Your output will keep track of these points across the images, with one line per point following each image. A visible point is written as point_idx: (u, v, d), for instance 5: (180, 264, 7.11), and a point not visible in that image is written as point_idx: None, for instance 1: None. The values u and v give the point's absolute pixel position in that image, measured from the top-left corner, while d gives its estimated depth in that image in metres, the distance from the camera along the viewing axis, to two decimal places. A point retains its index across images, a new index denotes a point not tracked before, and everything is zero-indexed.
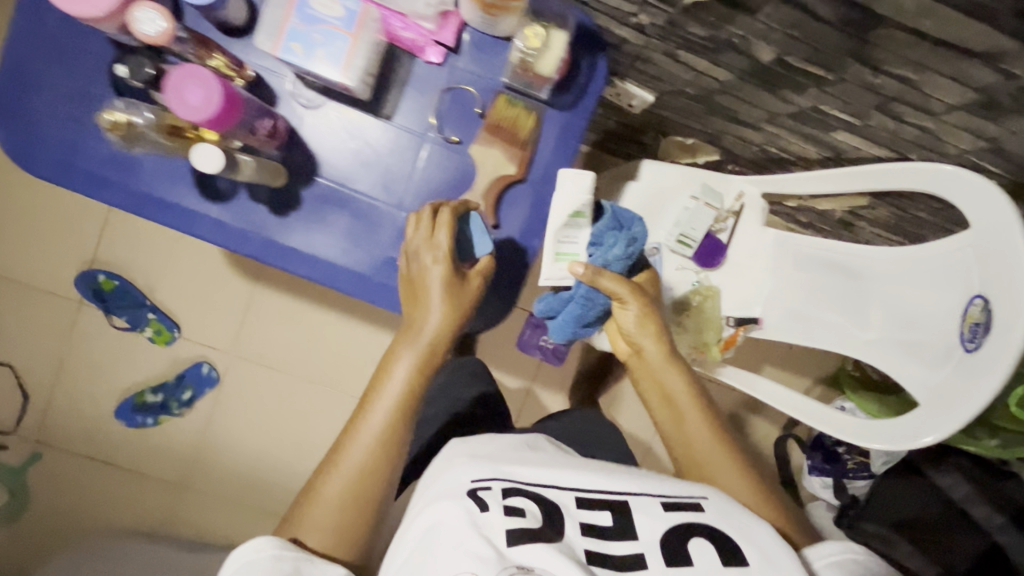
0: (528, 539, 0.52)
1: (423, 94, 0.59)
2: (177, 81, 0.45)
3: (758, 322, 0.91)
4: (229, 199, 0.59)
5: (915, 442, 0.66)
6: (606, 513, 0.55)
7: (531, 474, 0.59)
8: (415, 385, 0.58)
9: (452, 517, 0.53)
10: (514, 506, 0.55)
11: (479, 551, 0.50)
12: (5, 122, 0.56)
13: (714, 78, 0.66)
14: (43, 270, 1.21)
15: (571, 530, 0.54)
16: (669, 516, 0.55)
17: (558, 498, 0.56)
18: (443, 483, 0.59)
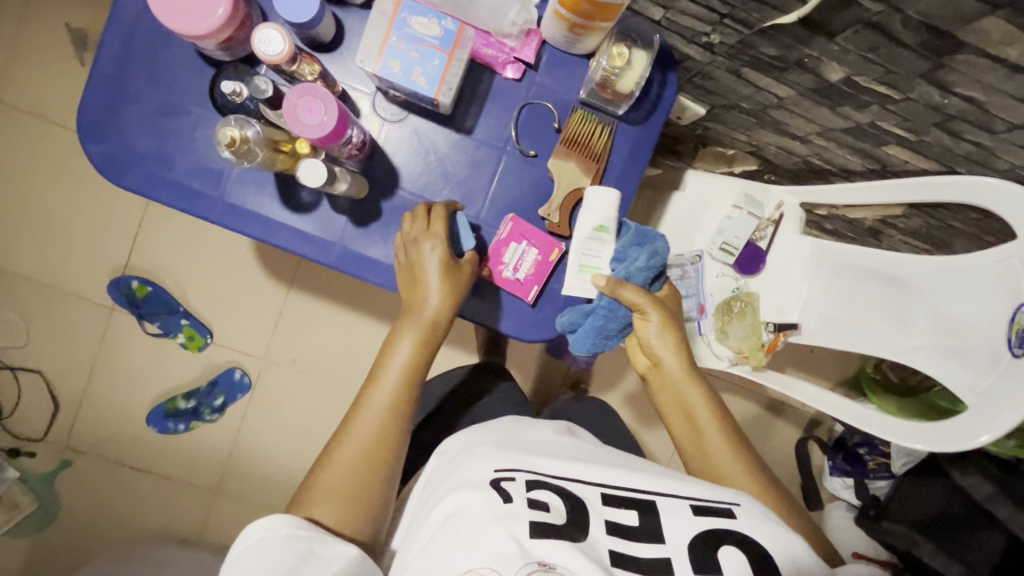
0: (552, 534, 0.51)
1: (501, 108, 0.61)
2: (296, 101, 0.48)
3: (798, 328, 0.92)
4: (312, 210, 0.60)
5: (971, 441, 0.70)
6: (632, 513, 0.55)
7: (558, 468, 0.58)
8: (414, 365, 0.64)
9: (476, 507, 0.53)
10: (538, 500, 0.54)
11: (501, 545, 0.49)
12: (97, 134, 0.57)
13: (774, 93, 0.68)
14: (75, 276, 1.21)
15: (596, 526, 0.53)
16: (698, 520, 0.54)
17: (583, 493, 0.56)
18: (466, 473, 0.59)
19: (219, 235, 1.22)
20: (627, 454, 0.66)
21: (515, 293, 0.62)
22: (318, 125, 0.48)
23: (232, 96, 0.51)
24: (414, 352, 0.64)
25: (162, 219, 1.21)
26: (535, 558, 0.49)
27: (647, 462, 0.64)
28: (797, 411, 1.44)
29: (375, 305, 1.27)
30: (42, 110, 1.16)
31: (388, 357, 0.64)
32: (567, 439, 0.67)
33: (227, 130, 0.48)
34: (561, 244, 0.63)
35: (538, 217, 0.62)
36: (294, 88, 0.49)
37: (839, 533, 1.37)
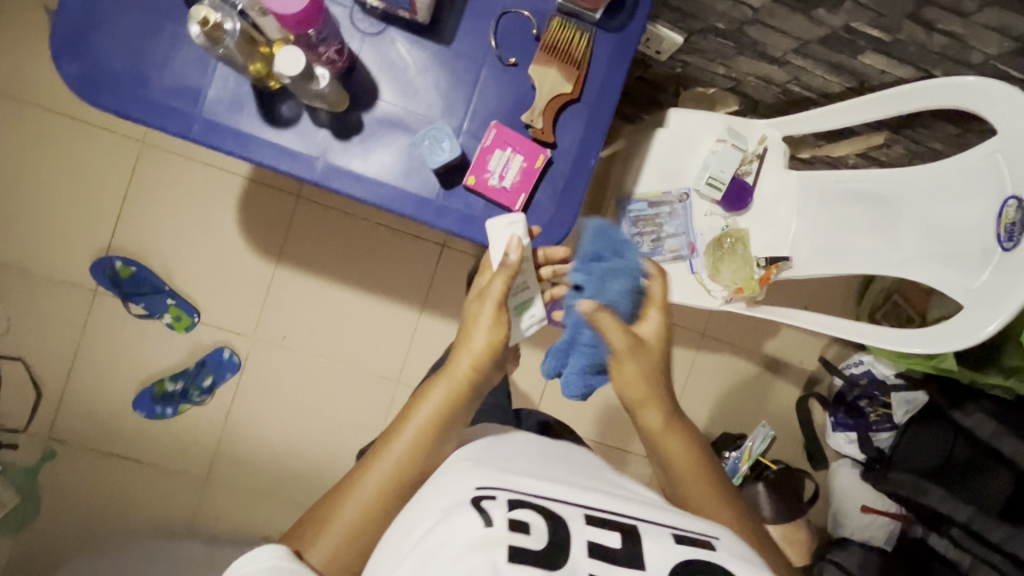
0: (527, 562, 0.45)
1: (480, 17, 0.61)
2: None
3: (789, 260, 0.92)
4: (293, 124, 0.60)
5: (978, 334, 0.69)
6: (616, 535, 0.49)
7: (540, 489, 0.53)
8: (439, 417, 0.61)
9: (454, 528, 0.47)
10: (518, 519, 0.48)
11: (476, 570, 0.43)
12: (71, 54, 0.57)
13: (749, 5, 0.69)
14: (57, 259, 1.18)
15: (578, 548, 0.48)
16: (681, 549, 0.49)
17: (563, 512, 0.51)
18: (443, 490, 0.53)
19: (204, 212, 1.21)
20: (611, 477, 0.61)
21: (502, 203, 0.62)
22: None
23: None
24: (442, 402, 0.61)
25: (144, 198, 1.19)
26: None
27: (631, 490, 0.60)
28: (796, 369, 1.43)
29: (364, 277, 1.26)
30: (21, 91, 1.15)
31: (417, 405, 0.62)
32: (553, 456, 0.63)
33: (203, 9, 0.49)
34: (546, 151, 0.62)
35: (521, 124, 0.62)
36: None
37: (845, 491, 1.35)
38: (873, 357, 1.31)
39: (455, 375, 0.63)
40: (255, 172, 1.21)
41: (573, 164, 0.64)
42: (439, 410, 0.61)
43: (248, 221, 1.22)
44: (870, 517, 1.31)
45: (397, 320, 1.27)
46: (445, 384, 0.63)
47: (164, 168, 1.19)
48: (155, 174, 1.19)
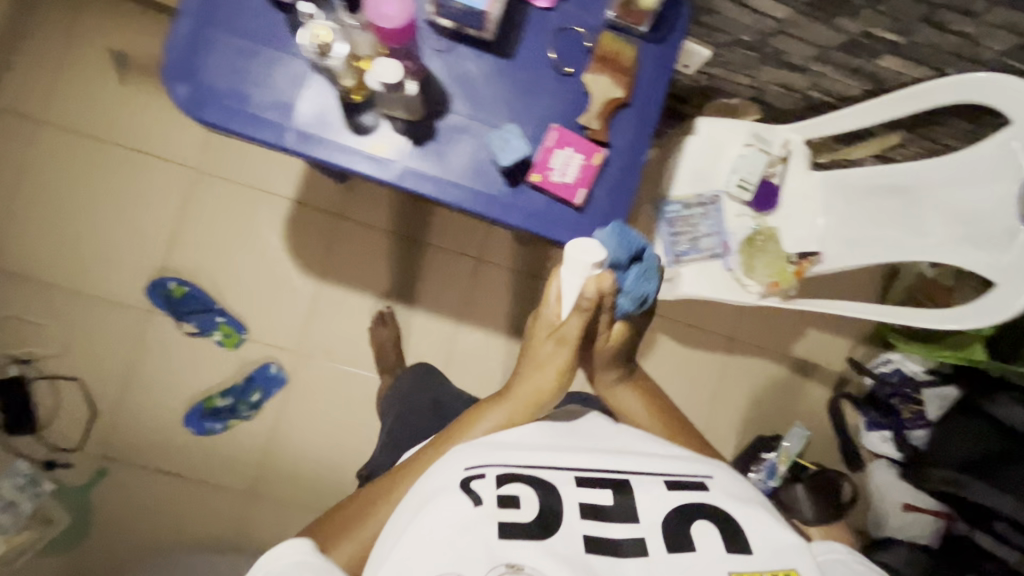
0: (523, 534, 0.55)
1: (539, 34, 0.68)
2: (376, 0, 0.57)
3: (819, 255, 0.98)
4: (374, 132, 0.66)
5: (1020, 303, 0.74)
6: (607, 492, 0.59)
7: (532, 458, 0.60)
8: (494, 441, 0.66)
9: (444, 513, 0.56)
10: (508, 495, 0.57)
11: (467, 551, 0.54)
12: (183, 76, 0.63)
13: (774, 17, 0.76)
14: (113, 282, 1.24)
15: (570, 512, 0.58)
16: (671, 496, 0.59)
17: (556, 478, 0.59)
18: (433, 476, 0.60)
19: (252, 234, 1.27)
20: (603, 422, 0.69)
21: (564, 197, 0.68)
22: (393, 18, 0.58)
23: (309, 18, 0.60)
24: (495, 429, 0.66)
25: (196, 222, 1.26)
26: (503, 561, 0.53)
27: (623, 434, 0.67)
28: (825, 370, 1.45)
29: (404, 291, 1.31)
30: (83, 126, 1.23)
31: (476, 422, 0.67)
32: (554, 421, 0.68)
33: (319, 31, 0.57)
34: (601, 150, 0.68)
35: (578, 126, 0.68)
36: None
37: (885, 490, 1.35)
38: (901, 355, 1.34)
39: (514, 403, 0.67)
40: (301, 194, 1.28)
41: (624, 162, 0.70)
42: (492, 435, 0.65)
43: (294, 241, 1.28)
44: (911, 515, 1.31)
45: (436, 331, 1.32)
46: (503, 409, 0.67)
47: (214, 193, 1.26)
48: (207, 199, 1.26)
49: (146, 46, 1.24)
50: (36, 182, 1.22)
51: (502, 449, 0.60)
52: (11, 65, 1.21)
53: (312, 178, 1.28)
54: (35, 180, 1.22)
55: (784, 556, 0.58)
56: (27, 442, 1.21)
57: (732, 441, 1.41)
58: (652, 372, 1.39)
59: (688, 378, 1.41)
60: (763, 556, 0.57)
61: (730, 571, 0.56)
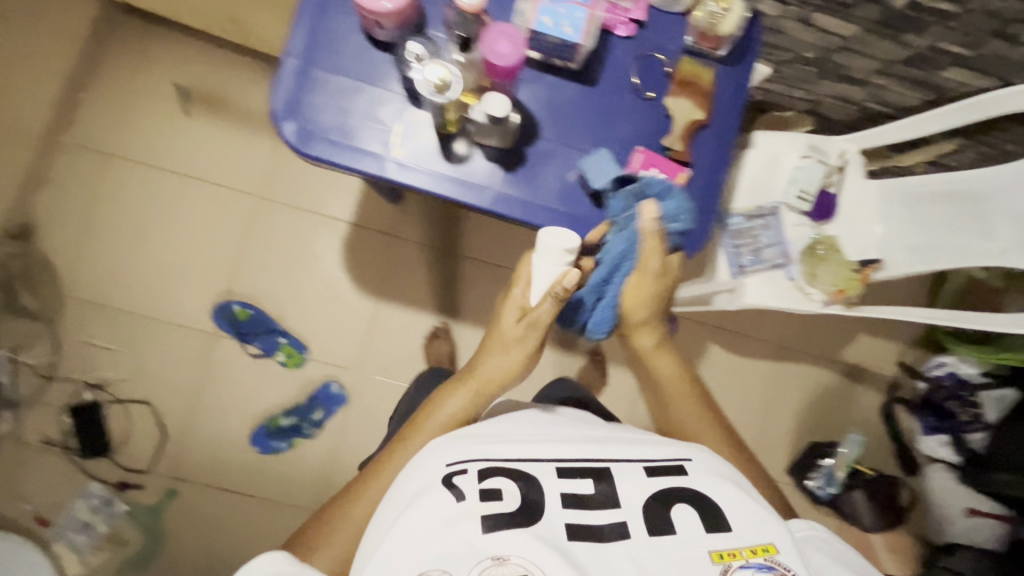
0: (506, 525, 0.56)
1: (621, 61, 0.71)
2: (490, 39, 0.59)
3: (881, 262, 1.00)
4: (468, 161, 0.69)
5: None
6: (587, 481, 0.60)
7: (513, 451, 0.62)
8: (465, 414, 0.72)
9: (431, 509, 0.57)
10: (491, 489, 0.58)
11: (453, 545, 0.54)
12: (291, 114, 0.67)
13: (839, 34, 0.79)
14: (180, 306, 1.28)
15: (552, 502, 0.58)
16: (652, 481, 0.61)
17: (535, 470, 0.61)
18: (417, 472, 0.62)
19: (311, 257, 1.31)
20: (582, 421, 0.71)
21: None
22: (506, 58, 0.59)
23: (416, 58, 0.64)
24: (465, 405, 0.72)
25: (257, 246, 1.30)
26: (488, 553, 0.54)
27: (602, 428, 0.70)
28: (876, 375, 1.45)
29: (457, 308, 1.34)
30: (149, 158, 1.28)
31: (437, 406, 0.72)
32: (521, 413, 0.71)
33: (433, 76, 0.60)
34: (685, 170, 0.71)
35: (661, 147, 0.71)
36: (491, 30, 0.61)
37: (943, 495, 1.33)
38: (956, 358, 1.31)
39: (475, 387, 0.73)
40: (357, 217, 1.32)
41: (705, 180, 0.73)
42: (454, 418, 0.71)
43: (351, 262, 1.32)
44: (976, 520, 1.28)
45: None
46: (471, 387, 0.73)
47: (274, 218, 1.31)
48: (267, 224, 1.31)
49: (208, 80, 1.29)
50: (106, 213, 1.27)
51: (486, 444, 0.63)
52: (81, 102, 1.27)
53: (367, 201, 1.33)
54: (104, 211, 1.27)
55: (763, 532, 0.58)
56: (99, 465, 1.25)
57: (785, 448, 1.41)
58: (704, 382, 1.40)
59: (740, 386, 1.41)
60: (742, 534, 0.58)
61: (710, 551, 0.56)
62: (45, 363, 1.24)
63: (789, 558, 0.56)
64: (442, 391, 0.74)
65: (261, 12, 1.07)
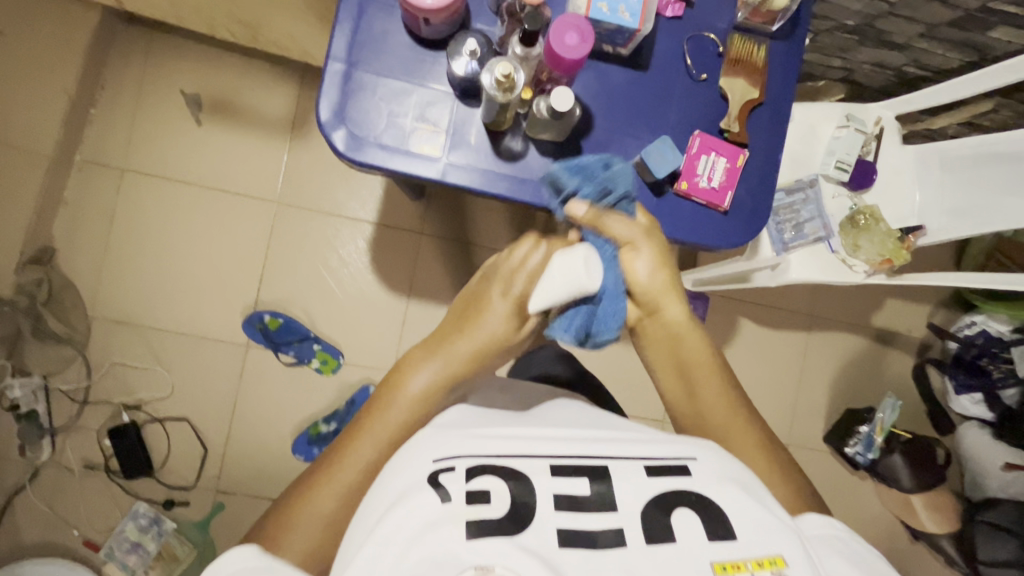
0: (491, 530, 0.51)
1: (673, 43, 0.69)
2: (559, 30, 0.57)
3: (923, 228, 0.99)
4: (522, 158, 0.68)
5: None
6: (584, 481, 0.55)
7: (502, 449, 0.58)
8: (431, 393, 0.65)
9: (411, 513, 0.52)
10: (476, 490, 0.54)
11: (431, 553, 0.49)
12: (339, 122, 0.65)
13: (886, 0, 0.77)
14: (209, 320, 1.27)
15: (544, 503, 0.53)
16: (653, 482, 0.56)
17: (528, 468, 0.56)
18: (400, 475, 0.57)
19: (338, 260, 1.30)
20: (578, 419, 0.67)
21: (713, 202, 0.69)
22: (574, 49, 0.57)
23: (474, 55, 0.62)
24: (430, 384, 0.64)
25: (282, 254, 1.28)
26: (470, 564, 0.48)
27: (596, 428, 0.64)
28: (906, 338, 1.46)
29: None
30: (164, 171, 1.26)
31: (406, 380, 0.65)
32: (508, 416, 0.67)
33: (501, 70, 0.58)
34: (743, 151, 0.69)
35: (718, 130, 0.70)
36: (554, 23, 0.58)
37: (979, 451, 1.34)
38: (986, 316, 1.32)
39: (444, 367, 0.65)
40: (382, 217, 1.31)
41: (762, 160, 0.71)
42: (423, 395, 0.64)
43: (379, 263, 1.30)
44: (1013, 475, 1.28)
45: None
46: (439, 362, 0.65)
47: (297, 224, 1.29)
48: (291, 230, 1.29)
49: (220, 87, 1.27)
50: (124, 229, 1.25)
51: (475, 440, 0.58)
52: (90, 119, 1.24)
53: (391, 200, 1.31)
54: (121, 229, 1.25)
55: (774, 543, 0.52)
56: (144, 484, 1.24)
57: (821, 417, 1.43)
58: (738, 358, 1.40)
59: (773, 359, 1.42)
60: (748, 543, 0.52)
61: (712, 563, 0.50)
62: (79, 387, 1.22)
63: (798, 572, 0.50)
64: (406, 363, 0.66)
65: (275, 14, 1.04)
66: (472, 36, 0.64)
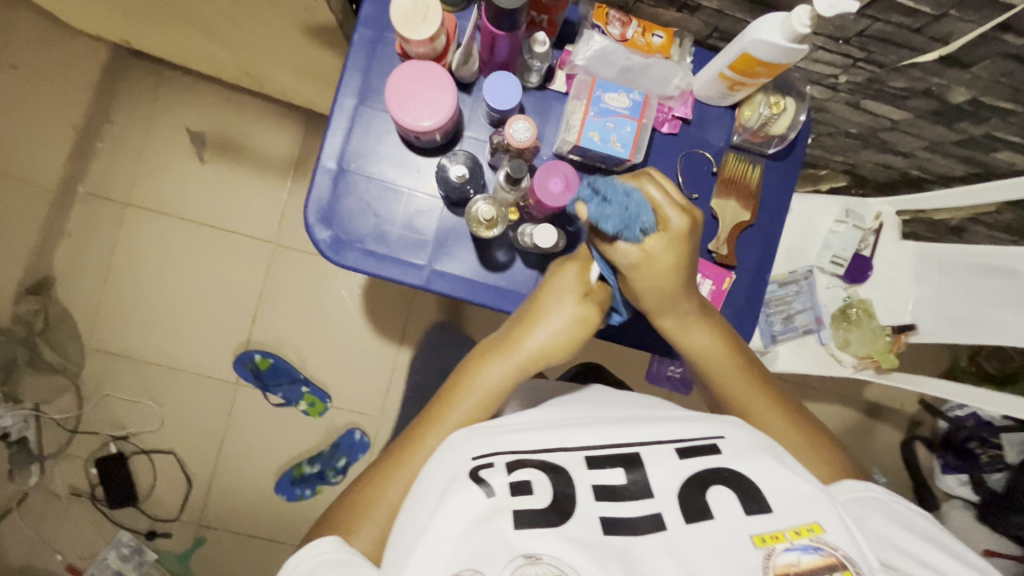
0: (538, 521, 0.44)
1: (667, 160, 0.68)
2: (544, 174, 0.60)
3: (915, 327, 0.98)
4: (507, 268, 0.67)
5: None
6: (619, 470, 0.49)
7: (541, 438, 0.51)
8: (500, 392, 0.59)
9: (453, 509, 0.45)
10: (519, 481, 0.47)
11: (482, 546, 0.43)
12: (329, 224, 0.65)
13: (888, 118, 0.76)
14: (201, 353, 1.28)
15: (583, 494, 0.47)
16: (686, 464, 0.49)
17: (563, 459, 0.49)
18: (435, 475, 0.49)
19: (332, 303, 1.30)
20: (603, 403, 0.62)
21: None
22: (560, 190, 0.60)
23: (460, 179, 0.62)
24: (506, 378, 0.59)
25: (278, 292, 1.29)
26: (519, 551, 0.42)
27: (621, 410, 0.59)
28: (896, 412, 1.45)
29: None
30: (167, 205, 1.27)
31: (476, 378, 0.59)
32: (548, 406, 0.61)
33: (483, 210, 0.61)
34: (730, 273, 0.69)
35: (706, 251, 0.69)
36: (541, 167, 0.62)
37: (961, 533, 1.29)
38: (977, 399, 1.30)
39: (522, 357, 0.60)
40: None
41: (750, 280, 0.70)
42: (496, 389, 0.59)
43: (372, 309, 1.31)
44: (994, 560, 1.20)
45: None
46: (506, 363, 0.60)
47: (293, 266, 1.29)
48: (287, 270, 1.29)
49: (224, 125, 1.27)
50: (126, 257, 1.26)
51: (510, 434, 0.51)
52: (95, 151, 1.25)
53: None
54: (121, 260, 1.26)
55: (806, 510, 0.46)
56: (127, 513, 1.25)
57: None
58: None
59: None
60: (788, 514, 0.46)
61: (751, 536, 0.45)
62: (70, 416, 1.24)
63: (837, 537, 0.45)
64: (479, 365, 0.60)
65: (280, 71, 1.04)
66: (459, 158, 0.63)
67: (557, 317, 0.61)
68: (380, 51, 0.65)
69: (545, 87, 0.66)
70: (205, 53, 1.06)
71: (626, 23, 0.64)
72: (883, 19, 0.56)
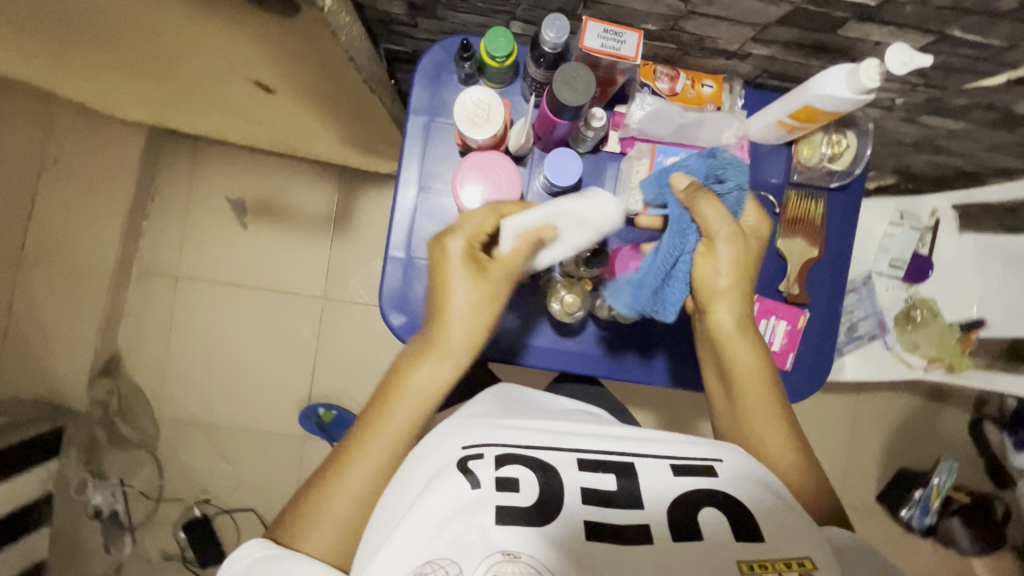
0: (519, 520, 0.45)
1: None
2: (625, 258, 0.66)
3: (983, 323, 0.96)
4: (581, 332, 0.69)
5: None
6: (611, 476, 0.49)
7: (533, 439, 0.51)
8: (428, 395, 0.57)
9: (441, 497, 0.47)
10: (506, 478, 0.48)
11: (460, 537, 0.45)
12: (402, 310, 0.67)
13: (945, 128, 0.75)
14: (267, 411, 1.32)
15: (572, 496, 0.48)
16: (680, 481, 0.50)
17: (558, 459, 0.50)
18: (420, 465, 0.51)
19: (385, 349, 1.33)
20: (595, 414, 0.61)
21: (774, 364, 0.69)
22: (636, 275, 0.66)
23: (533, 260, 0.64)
24: (432, 379, 0.57)
25: (332, 345, 1.32)
26: (498, 547, 0.44)
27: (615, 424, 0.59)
28: (960, 392, 1.42)
29: None
30: (215, 273, 1.30)
31: (402, 383, 0.57)
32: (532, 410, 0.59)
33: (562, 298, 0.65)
34: (803, 312, 0.69)
35: (776, 291, 0.69)
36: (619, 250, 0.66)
37: None
38: None
39: (441, 349, 0.57)
40: None
41: (822, 313, 0.70)
42: (425, 393, 0.56)
43: None
44: None
45: None
46: (436, 362, 0.57)
47: (344, 317, 1.32)
48: (339, 321, 1.32)
49: (261, 190, 1.30)
50: (184, 329, 1.30)
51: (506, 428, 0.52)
52: (142, 230, 1.29)
53: None
54: (179, 332, 1.30)
55: (798, 545, 0.46)
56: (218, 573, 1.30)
57: (875, 476, 1.42)
58: None
59: (822, 420, 1.41)
60: (776, 545, 0.46)
61: (738, 561, 0.45)
62: (153, 486, 1.30)
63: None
64: (402, 366, 0.58)
65: (314, 140, 1.05)
66: None
67: (457, 298, 0.56)
68: (435, 136, 0.66)
69: (599, 148, 0.66)
70: (241, 129, 1.09)
71: (675, 76, 0.64)
72: (947, 52, 0.55)
